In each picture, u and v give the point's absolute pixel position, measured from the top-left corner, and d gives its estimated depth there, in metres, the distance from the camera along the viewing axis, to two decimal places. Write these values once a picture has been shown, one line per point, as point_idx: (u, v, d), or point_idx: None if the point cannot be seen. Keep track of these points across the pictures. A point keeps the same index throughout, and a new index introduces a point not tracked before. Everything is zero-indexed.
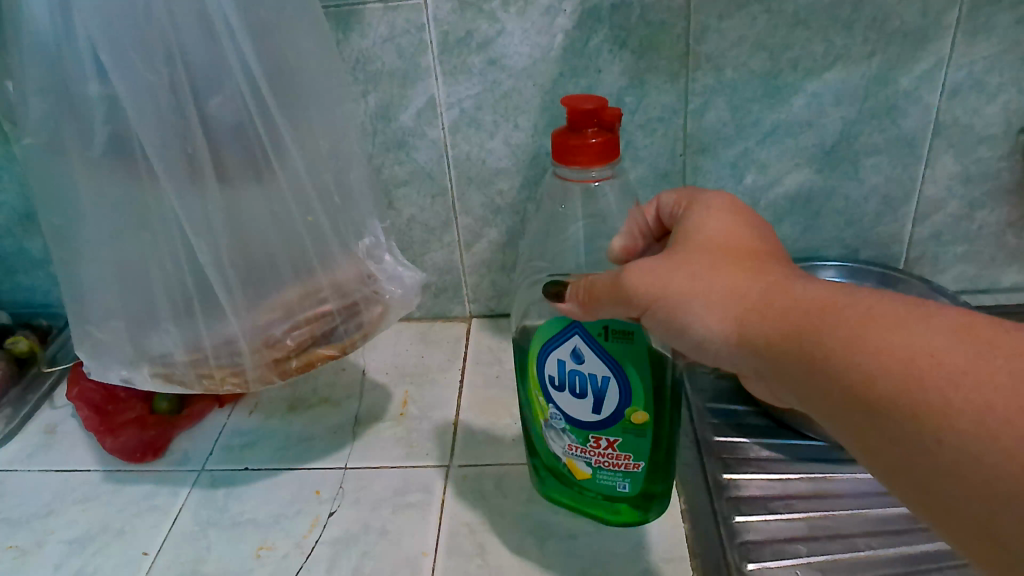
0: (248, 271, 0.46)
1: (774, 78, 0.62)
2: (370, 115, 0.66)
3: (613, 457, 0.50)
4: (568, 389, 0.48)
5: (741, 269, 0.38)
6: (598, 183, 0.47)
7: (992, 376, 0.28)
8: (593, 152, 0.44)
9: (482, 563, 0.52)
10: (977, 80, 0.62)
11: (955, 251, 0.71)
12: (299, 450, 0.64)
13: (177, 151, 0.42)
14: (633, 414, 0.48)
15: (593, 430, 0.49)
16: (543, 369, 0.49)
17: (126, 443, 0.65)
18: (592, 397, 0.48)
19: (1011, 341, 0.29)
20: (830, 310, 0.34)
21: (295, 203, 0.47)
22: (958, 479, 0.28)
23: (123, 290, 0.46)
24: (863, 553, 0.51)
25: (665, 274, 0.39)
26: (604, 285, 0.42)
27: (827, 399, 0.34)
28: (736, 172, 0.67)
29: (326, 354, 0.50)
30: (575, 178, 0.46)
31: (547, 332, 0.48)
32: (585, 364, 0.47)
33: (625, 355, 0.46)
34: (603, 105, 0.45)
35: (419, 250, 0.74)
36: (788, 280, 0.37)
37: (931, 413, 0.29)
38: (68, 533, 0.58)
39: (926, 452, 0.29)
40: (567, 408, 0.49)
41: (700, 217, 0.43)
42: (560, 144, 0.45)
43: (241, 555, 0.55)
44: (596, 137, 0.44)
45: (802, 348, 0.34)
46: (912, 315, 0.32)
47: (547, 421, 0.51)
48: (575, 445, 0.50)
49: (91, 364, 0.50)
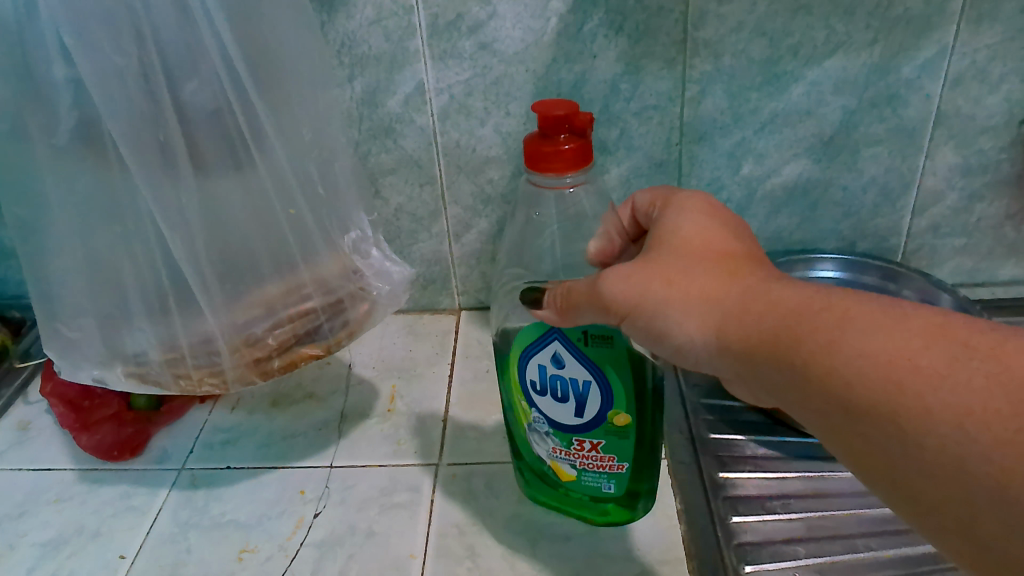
0: (225, 266, 0.44)
1: (773, 65, 0.60)
2: (355, 102, 0.63)
3: (596, 458, 0.48)
4: (549, 393, 0.47)
5: (717, 270, 0.36)
6: (573, 189, 0.45)
7: (970, 380, 0.27)
8: (568, 158, 0.42)
9: (473, 566, 0.51)
10: (980, 69, 0.60)
11: (953, 244, 0.70)
12: (283, 447, 0.62)
13: (150, 139, 0.40)
14: (614, 417, 0.46)
15: (576, 433, 0.47)
16: (524, 374, 0.47)
17: (102, 440, 0.63)
18: (574, 400, 0.46)
19: (985, 341, 0.28)
20: (810, 313, 0.32)
21: (275, 193, 0.44)
22: (941, 482, 0.28)
23: (94, 285, 0.44)
24: (862, 555, 0.50)
25: (641, 278, 0.37)
26: (581, 290, 0.40)
27: (809, 405, 0.32)
28: (732, 162, 0.65)
29: (309, 354, 0.48)
30: (549, 183, 0.44)
31: (526, 338, 0.46)
32: (566, 369, 0.45)
33: (605, 360, 0.44)
34: (575, 110, 0.43)
35: (406, 240, 0.72)
36: (767, 281, 0.35)
37: (913, 419, 0.28)
38: (41, 535, 0.56)
39: (910, 457, 0.28)
40: (549, 412, 0.47)
41: (674, 216, 0.41)
42: (533, 147, 0.43)
43: (222, 558, 0.53)
44: (569, 142, 0.42)
45: (782, 354, 0.33)
46: (890, 317, 0.31)
47: (531, 424, 0.49)
48: (559, 448, 0.49)
49: (60, 362, 0.48)
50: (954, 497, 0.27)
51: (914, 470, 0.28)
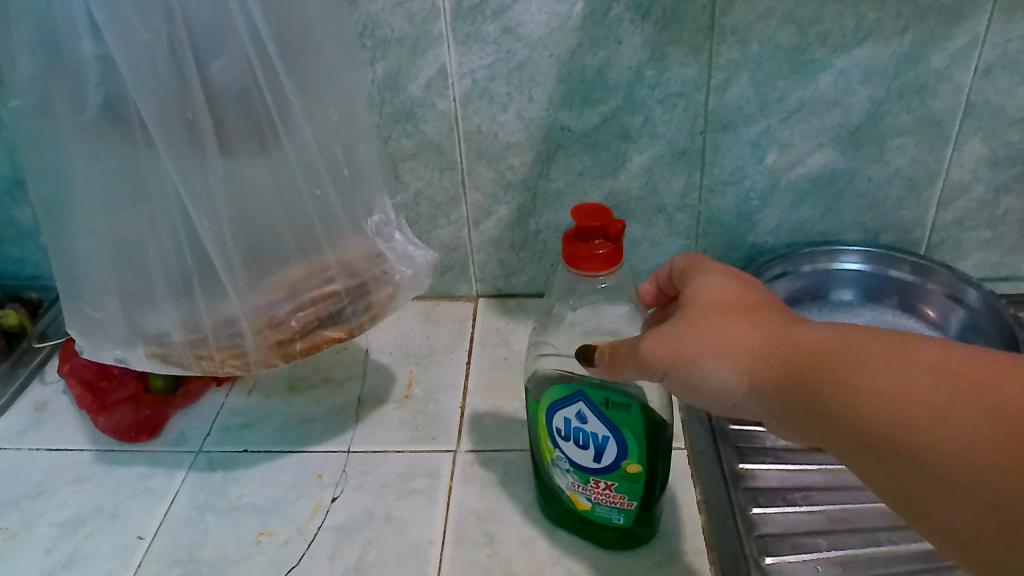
0: (250, 247, 0.44)
1: (801, 53, 0.60)
2: (377, 85, 0.63)
3: (609, 497, 0.47)
4: (571, 440, 0.45)
5: (742, 320, 0.36)
6: (604, 282, 0.44)
7: (1005, 413, 0.27)
8: (602, 262, 0.41)
9: (491, 553, 0.50)
10: (1011, 59, 0.59)
11: (977, 237, 0.69)
12: (301, 431, 0.62)
13: (176, 117, 0.39)
14: (628, 465, 0.45)
15: (593, 473, 0.46)
16: (549, 420, 0.46)
17: (119, 423, 0.62)
18: (591, 447, 0.45)
19: (1009, 371, 0.28)
20: (839, 358, 0.32)
21: (301, 174, 0.44)
22: (998, 522, 0.26)
23: (118, 266, 0.44)
24: (884, 548, 0.50)
25: (674, 332, 0.36)
26: (623, 348, 0.39)
27: (852, 456, 0.31)
28: (756, 151, 0.65)
29: (331, 337, 0.48)
30: (579, 280, 0.43)
31: (552, 393, 0.45)
32: (588, 424, 0.44)
33: (624, 420, 0.43)
34: (609, 217, 0.41)
35: (425, 226, 0.71)
36: (793, 328, 0.35)
37: (955, 460, 0.27)
38: (60, 515, 0.56)
39: (959, 496, 0.27)
40: (569, 453, 0.46)
41: (695, 274, 0.41)
42: (564, 251, 0.41)
43: (240, 541, 0.53)
44: (603, 247, 0.41)
45: (819, 404, 0.32)
46: (915, 358, 0.30)
47: (552, 460, 0.48)
48: (577, 484, 0.47)
49: (82, 342, 0.48)
50: (993, 537, 0.27)
51: (968, 511, 0.27)
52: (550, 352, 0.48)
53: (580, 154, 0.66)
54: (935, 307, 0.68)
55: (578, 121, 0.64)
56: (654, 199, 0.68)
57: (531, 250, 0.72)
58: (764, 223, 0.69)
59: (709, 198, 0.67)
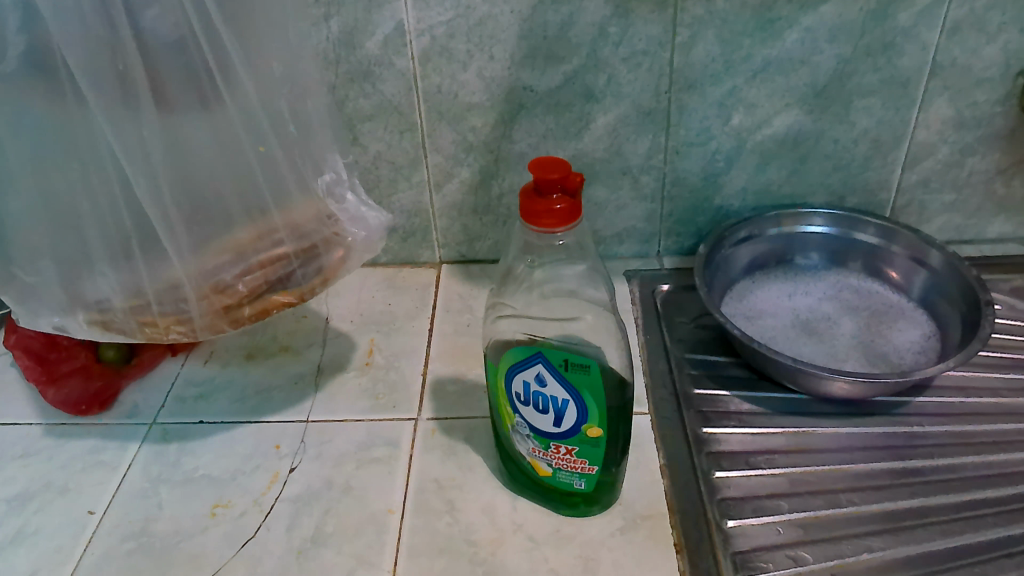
0: (192, 209, 0.42)
1: (767, 10, 0.58)
2: (332, 42, 0.60)
3: (569, 461, 0.46)
4: (530, 404, 0.44)
5: None
6: (563, 240, 0.42)
7: None
8: (560, 217, 0.39)
9: (452, 521, 0.50)
10: (978, 17, 0.59)
11: (942, 200, 0.69)
12: (258, 401, 0.61)
13: (107, 68, 0.37)
14: (588, 429, 0.44)
15: (553, 438, 0.45)
16: (508, 385, 0.45)
17: (70, 396, 0.60)
18: (550, 413, 0.44)
19: None
20: None
21: (244, 131, 0.42)
22: None
23: (52, 230, 0.41)
24: (845, 509, 0.50)
25: None
26: None
27: None
28: (723, 111, 0.63)
29: (281, 301, 0.46)
30: (538, 238, 0.42)
31: (511, 356, 0.44)
32: (548, 388, 0.43)
33: (585, 383, 0.42)
34: (567, 170, 0.40)
35: (386, 190, 0.69)
36: None
37: None
38: (8, 491, 0.54)
39: None
40: (529, 417, 0.45)
41: None
42: (522, 207, 0.40)
43: (195, 514, 0.52)
44: (561, 202, 0.39)
45: None
46: None
47: (512, 426, 0.47)
48: (537, 449, 0.46)
49: (18, 310, 0.45)
50: None
51: None
52: (508, 313, 0.47)
53: (543, 115, 0.64)
54: (899, 269, 0.67)
55: (540, 80, 0.62)
56: (619, 161, 0.66)
57: (494, 214, 0.71)
58: (730, 185, 0.68)
59: (675, 160, 0.66)
